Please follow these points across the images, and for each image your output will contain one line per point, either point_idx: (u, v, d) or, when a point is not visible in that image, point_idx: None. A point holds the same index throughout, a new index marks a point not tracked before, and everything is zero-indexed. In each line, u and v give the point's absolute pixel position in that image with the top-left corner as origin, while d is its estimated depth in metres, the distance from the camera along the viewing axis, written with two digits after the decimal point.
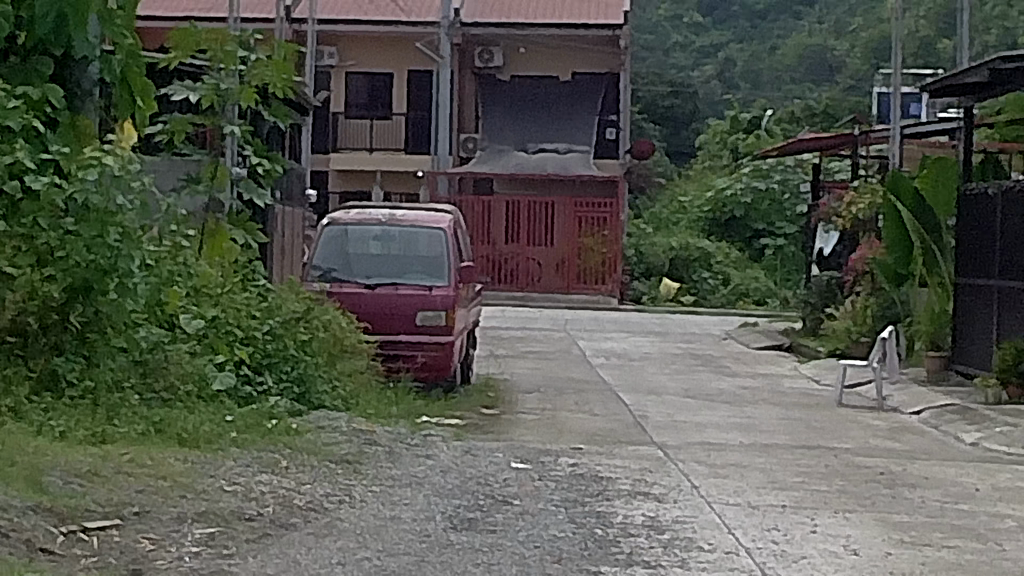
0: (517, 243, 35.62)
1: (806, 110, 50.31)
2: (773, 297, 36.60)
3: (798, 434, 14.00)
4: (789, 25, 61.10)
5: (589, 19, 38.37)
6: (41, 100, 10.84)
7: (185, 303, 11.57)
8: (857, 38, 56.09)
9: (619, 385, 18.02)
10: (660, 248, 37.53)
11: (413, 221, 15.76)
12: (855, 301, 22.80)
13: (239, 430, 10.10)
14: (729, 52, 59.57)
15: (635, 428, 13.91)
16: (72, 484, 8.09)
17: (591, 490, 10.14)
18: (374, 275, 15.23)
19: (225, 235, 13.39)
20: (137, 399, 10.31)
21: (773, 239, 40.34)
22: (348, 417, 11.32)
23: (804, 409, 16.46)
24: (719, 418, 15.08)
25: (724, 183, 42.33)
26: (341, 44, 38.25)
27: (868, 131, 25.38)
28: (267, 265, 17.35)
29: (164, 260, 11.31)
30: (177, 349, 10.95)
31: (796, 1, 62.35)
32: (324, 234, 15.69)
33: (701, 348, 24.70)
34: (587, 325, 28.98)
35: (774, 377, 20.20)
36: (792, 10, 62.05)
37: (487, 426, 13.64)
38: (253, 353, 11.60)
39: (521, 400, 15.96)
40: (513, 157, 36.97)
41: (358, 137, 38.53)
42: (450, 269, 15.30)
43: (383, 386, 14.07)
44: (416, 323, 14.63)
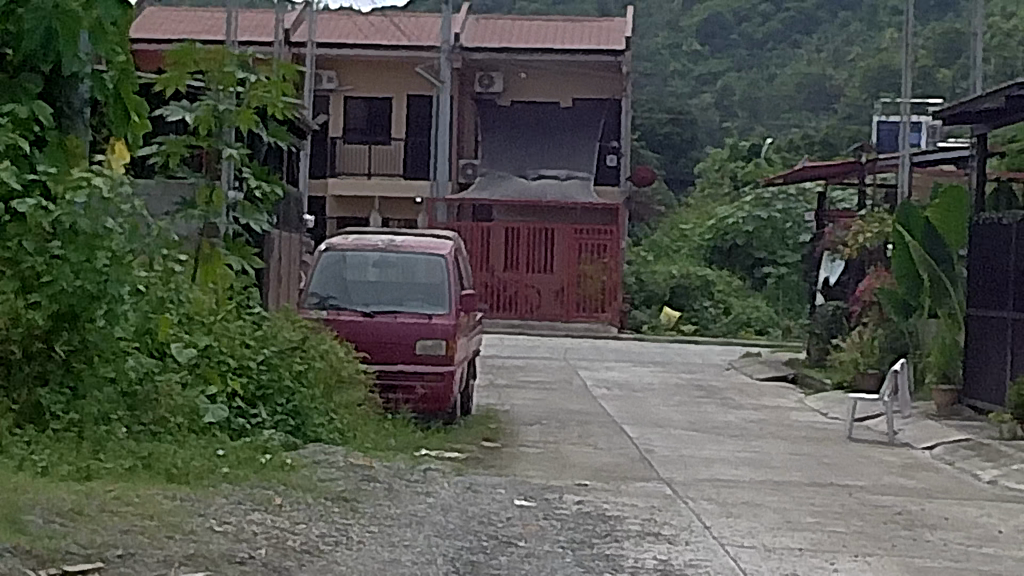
0: (516, 270, 35.17)
1: (806, 139, 49.90)
2: (775, 326, 36.17)
3: (808, 470, 13.56)
4: (788, 53, 60.70)
5: (590, 45, 37.96)
6: (27, 118, 10.44)
7: (177, 331, 11.12)
8: (856, 66, 55.70)
9: (621, 417, 17.57)
10: (661, 276, 37.10)
11: (412, 247, 15.33)
12: (863, 331, 22.35)
13: (231, 465, 9.64)
14: (728, 79, 59.15)
15: (642, 463, 13.47)
16: (53, 524, 7.66)
17: (598, 531, 9.69)
18: (372, 303, 14.80)
19: (220, 261, 12.90)
20: (125, 431, 9.85)
21: (774, 268, 39.91)
22: (345, 451, 10.86)
23: (813, 443, 16.01)
24: (728, 453, 14.64)
25: (724, 211, 41.91)
26: (339, 68, 37.83)
27: (876, 160, 24.97)
28: (263, 292, 16.92)
29: (155, 286, 10.85)
30: (168, 379, 10.50)
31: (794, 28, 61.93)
32: (321, 260, 15.28)
33: (704, 379, 24.25)
34: (588, 354, 28.51)
35: (781, 410, 19.75)
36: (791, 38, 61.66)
37: (488, 460, 13.19)
38: (247, 384, 11.13)
39: (523, 432, 15.52)
40: (513, 182, 36.54)
41: (357, 163, 38.13)
42: (451, 297, 14.87)
43: (381, 418, 13.62)
44: (416, 353, 14.19)
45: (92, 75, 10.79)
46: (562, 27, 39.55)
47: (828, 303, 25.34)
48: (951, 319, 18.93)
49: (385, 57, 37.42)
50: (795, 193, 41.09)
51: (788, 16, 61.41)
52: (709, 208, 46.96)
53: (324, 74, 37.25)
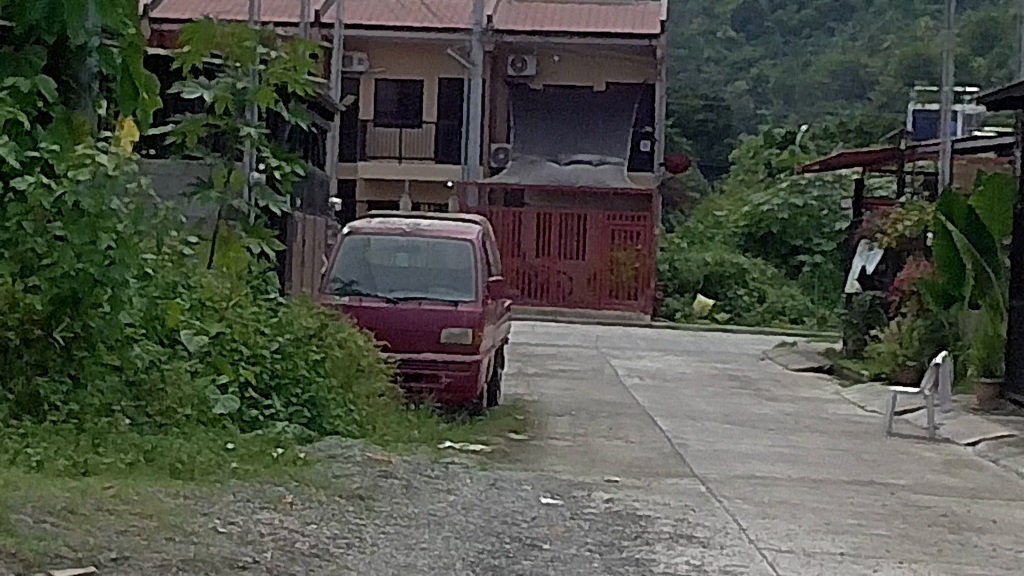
0: (547, 256, 34.62)
1: (840, 126, 49.24)
2: (810, 316, 35.58)
3: (848, 468, 13.00)
4: (823, 42, 60.15)
5: (625, 29, 37.39)
6: (31, 93, 10.01)
7: (187, 317, 10.62)
8: (890, 54, 55.09)
9: (653, 409, 17.02)
10: (695, 264, 36.53)
11: (438, 232, 14.82)
12: (901, 323, 21.79)
13: (241, 460, 9.14)
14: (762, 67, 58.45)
15: (674, 458, 12.94)
16: (43, 523, 7.17)
17: (629, 532, 9.17)
18: (397, 289, 14.27)
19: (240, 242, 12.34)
20: (127, 423, 9.37)
21: (809, 256, 39.31)
22: (362, 445, 10.33)
23: (852, 438, 15.47)
24: (763, 448, 14.09)
25: (759, 198, 41.35)
26: (370, 50, 37.32)
27: (916, 146, 24.37)
28: (284, 275, 16.41)
29: (163, 270, 10.35)
30: (175, 368, 10.01)
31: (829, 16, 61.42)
32: (343, 244, 14.74)
33: (738, 369, 23.71)
34: (620, 342, 27.96)
35: (819, 402, 19.20)
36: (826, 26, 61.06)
37: (515, 455, 12.67)
38: (259, 375, 10.60)
39: (552, 425, 14.99)
40: (545, 167, 36.00)
41: (387, 146, 37.63)
42: (478, 284, 14.36)
43: (403, 410, 13.11)
44: (440, 341, 13.67)
45: (99, 48, 10.28)
46: (597, 11, 38.99)
47: (866, 292, 24.75)
48: (992, 310, 18.29)
49: (415, 39, 36.90)
50: (831, 181, 40.48)
51: (822, 4, 60.76)
52: (744, 195, 46.37)
53: (353, 56, 36.74)
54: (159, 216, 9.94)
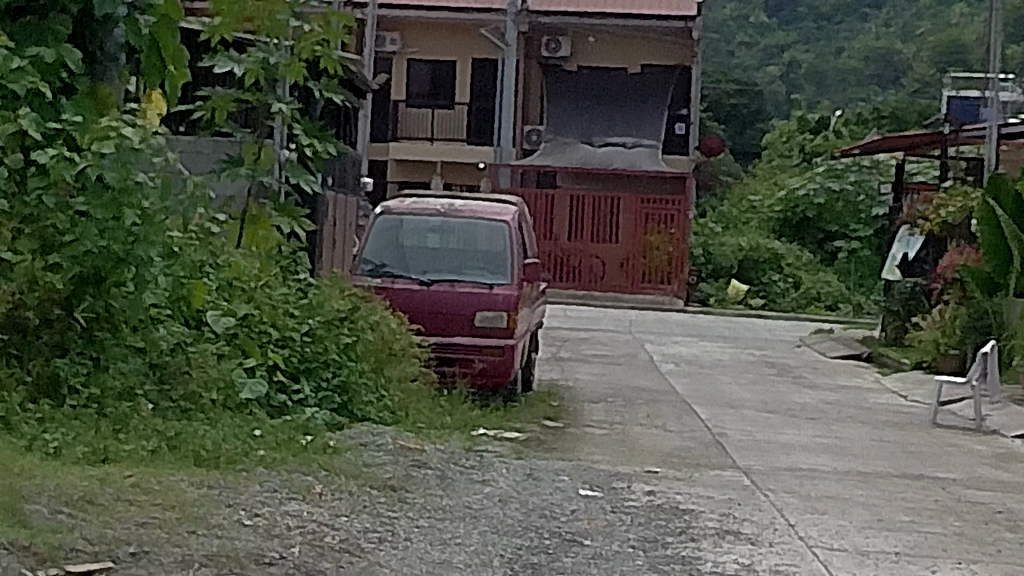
0: (580, 240, 34.20)
1: (874, 111, 48.70)
2: (846, 302, 35.10)
3: (895, 460, 12.56)
4: (855, 28, 59.70)
5: (661, 11, 36.89)
6: (55, 63, 9.59)
7: (214, 297, 10.22)
8: (925, 40, 54.54)
9: (692, 397, 16.60)
10: (730, 248, 36.09)
11: (473, 213, 14.41)
12: (943, 311, 21.33)
13: (269, 447, 8.74)
14: (794, 52, 57.91)
15: (716, 449, 12.53)
16: (58, 515, 6.77)
17: (672, 527, 8.75)
18: (430, 270, 13.87)
19: (271, 219, 11.93)
20: (150, 408, 8.98)
21: (845, 242, 38.83)
22: (394, 433, 9.92)
23: (897, 429, 15.04)
24: (806, 439, 13.67)
25: (795, 182, 40.87)
26: (403, 30, 36.90)
27: (960, 130, 23.89)
28: (313, 256, 16.00)
29: (190, 249, 9.95)
30: (201, 350, 9.63)
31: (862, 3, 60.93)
32: (375, 224, 14.35)
33: (774, 356, 23.27)
34: (654, 328, 27.51)
35: (858, 391, 18.76)
36: (859, 12, 60.57)
37: (550, 443, 12.27)
38: (288, 358, 10.19)
39: (589, 411, 14.59)
40: (579, 150, 35.57)
41: (420, 127, 37.19)
42: (513, 267, 13.95)
43: (435, 395, 12.71)
44: (473, 324, 13.28)
45: (125, 18, 9.88)
46: None
47: (907, 279, 24.29)
48: None
49: (449, 19, 36.45)
50: (868, 166, 39.98)
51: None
52: (779, 179, 45.87)
53: (386, 36, 36.42)
54: (186, 193, 9.54)
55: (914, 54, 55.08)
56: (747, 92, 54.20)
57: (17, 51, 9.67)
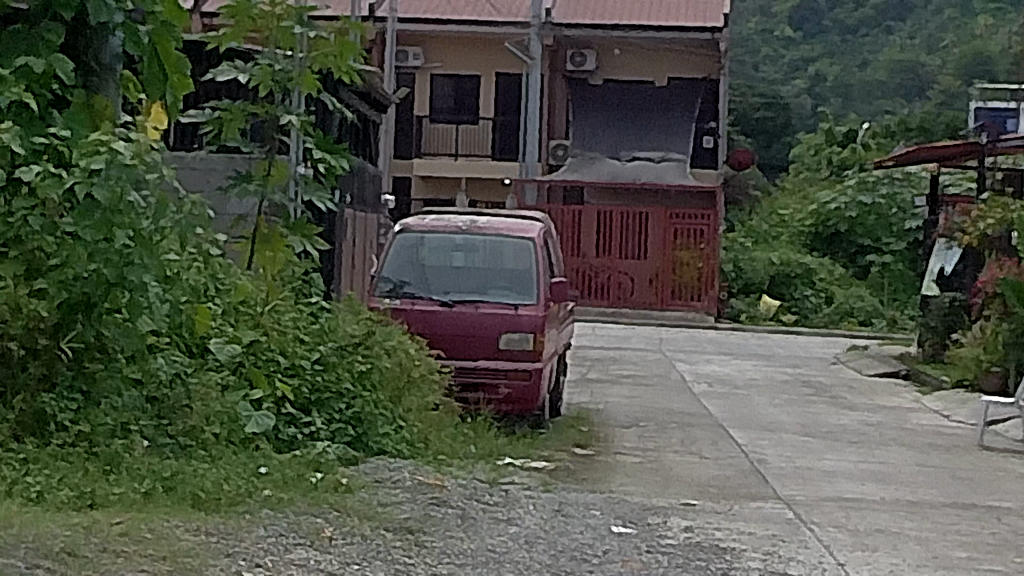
0: (608, 256, 33.51)
1: (902, 122, 47.94)
2: (880, 316, 34.34)
3: (944, 488, 11.86)
4: (881, 41, 58.99)
5: (686, 22, 36.17)
6: (45, 72, 8.97)
7: (218, 323, 9.57)
8: (951, 53, 53.82)
9: (727, 419, 15.90)
10: (760, 264, 35.39)
11: (496, 230, 13.76)
12: (985, 326, 20.53)
13: (275, 486, 8.08)
14: (820, 65, 57.13)
15: (755, 476, 11.85)
16: (36, 570, 6.09)
17: (714, 570, 8.04)
18: (453, 290, 13.21)
19: (286, 237, 11.27)
20: (146, 445, 8.36)
21: (878, 255, 38.12)
22: (412, 468, 9.23)
23: (942, 452, 14.35)
24: (850, 465, 12.98)
25: (825, 195, 40.16)
26: (425, 44, 36.23)
27: (998, 140, 23.08)
28: (328, 277, 15.32)
29: (190, 272, 9.31)
30: (201, 382, 8.99)
31: (888, 17, 60.25)
32: (393, 243, 13.69)
33: (810, 374, 22.54)
34: (685, 346, 26.80)
35: (898, 412, 18.06)
36: (884, 26, 59.91)
37: (580, 472, 11.62)
38: (298, 388, 9.51)
39: (619, 437, 13.92)
40: (605, 164, 34.93)
41: (444, 142, 36.51)
42: (539, 285, 13.29)
43: (457, 421, 12.06)
44: (499, 347, 12.63)
45: (124, 25, 9.23)
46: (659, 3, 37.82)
47: (945, 293, 23.56)
48: None
49: (471, 33, 35.76)
50: (901, 179, 39.19)
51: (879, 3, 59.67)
52: (810, 192, 45.10)
53: (408, 50, 35.78)
54: (186, 211, 8.90)
55: (940, 67, 54.38)
56: (773, 105, 53.43)
57: (3, 63, 9.06)
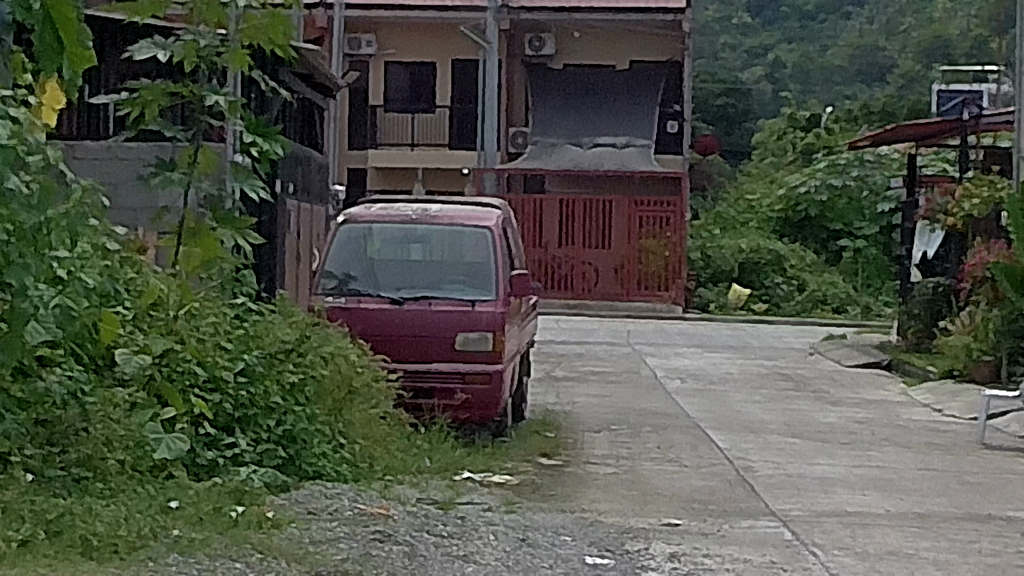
0: (571, 246, 32.24)
1: (865, 106, 46.69)
2: (853, 304, 33.13)
3: (954, 497, 10.61)
4: (838, 26, 57.85)
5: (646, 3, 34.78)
6: None
7: (126, 330, 8.25)
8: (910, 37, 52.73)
9: (704, 421, 14.63)
10: (729, 250, 34.13)
11: (450, 218, 12.48)
12: (974, 313, 19.24)
13: (189, 525, 6.80)
14: (778, 53, 55.71)
15: (743, 488, 10.61)
16: None
17: None
18: (405, 287, 11.95)
19: (215, 233, 9.95)
20: (30, 481, 7.08)
21: (850, 240, 36.97)
22: (350, 496, 7.98)
23: (940, 452, 13.13)
24: (847, 471, 11.73)
25: (793, 179, 38.93)
26: (379, 31, 34.84)
27: (980, 115, 21.80)
28: (265, 276, 14.01)
29: (91, 269, 7.99)
30: (103, 397, 7.70)
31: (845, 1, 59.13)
32: (338, 234, 12.39)
33: (789, 367, 21.26)
34: (653, 339, 25.45)
35: (887, 406, 16.82)
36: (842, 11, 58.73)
37: (547, 487, 10.40)
38: (220, 406, 8.26)
39: (589, 444, 12.66)
40: (568, 151, 33.66)
41: (400, 132, 35.11)
42: (498, 279, 12.03)
43: (408, 432, 10.82)
44: (454, 348, 11.39)
45: None
46: None
47: (926, 279, 22.33)
48: None
49: (425, 18, 34.35)
50: (872, 161, 37.94)
51: None
52: (775, 178, 43.81)
53: (361, 37, 34.35)
54: (74, 200, 7.56)
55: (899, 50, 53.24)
56: (733, 92, 52.06)
57: None
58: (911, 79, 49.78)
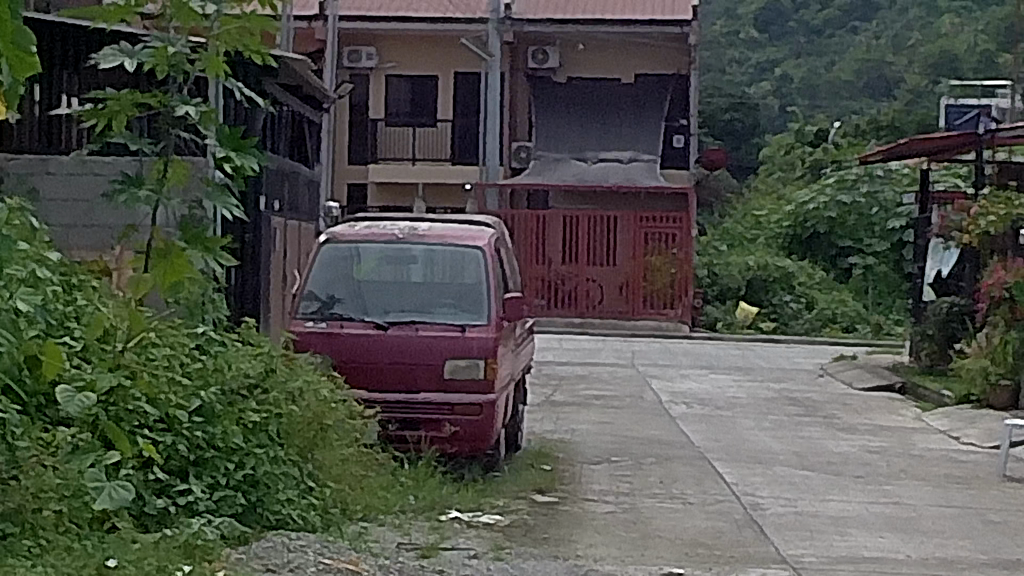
0: (575, 263, 31.47)
1: (874, 122, 45.91)
2: (863, 323, 32.33)
3: (980, 539, 9.84)
4: (846, 42, 57.05)
5: (651, 14, 34.01)
6: None
7: (72, 364, 7.51)
8: (916, 52, 52.01)
9: (711, 450, 13.89)
10: (736, 268, 33.36)
11: (441, 237, 11.71)
12: (990, 334, 18.42)
13: None
14: (785, 68, 54.96)
15: (752, 530, 9.85)
16: None
17: None
18: (394, 310, 11.19)
19: (185, 255, 8.97)
20: None
21: (860, 257, 36.20)
22: (314, 548, 7.28)
23: (960, 485, 12.37)
24: (863, 508, 10.96)
25: (802, 195, 38.16)
26: (379, 43, 34.07)
27: (997, 129, 20.97)
28: (235, 294, 13.25)
29: (25, 301, 7.22)
30: (38, 439, 6.95)
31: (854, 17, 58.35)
32: (320, 254, 11.61)
33: (799, 390, 20.51)
34: (659, 360, 24.67)
35: (902, 433, 16.06)
36: (849, 26, 57.93)
37: (540, 527, 9.62)
38: (172, 448, 7.57)
39: (588, 478, 11.89)
40: (571, 166, 32.89)
41: (401, 147, 34.30)
42: (491, 303, 11.26)
43: (390, 467, 10.05)
44: (444, 378, 10.63)
45: None
46: None
47: (941, 299, 21.55)
48: None
49: (426, 30, 33.60)
50: (882, 176, 37.18)
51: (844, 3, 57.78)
52: (784, 194, 43.03)
53: (362, 50, 33.59)
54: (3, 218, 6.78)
55: (907, 65, 52.46)
56: (741, 106, 51.29)
57: None
58: (918, 94, 49.04)
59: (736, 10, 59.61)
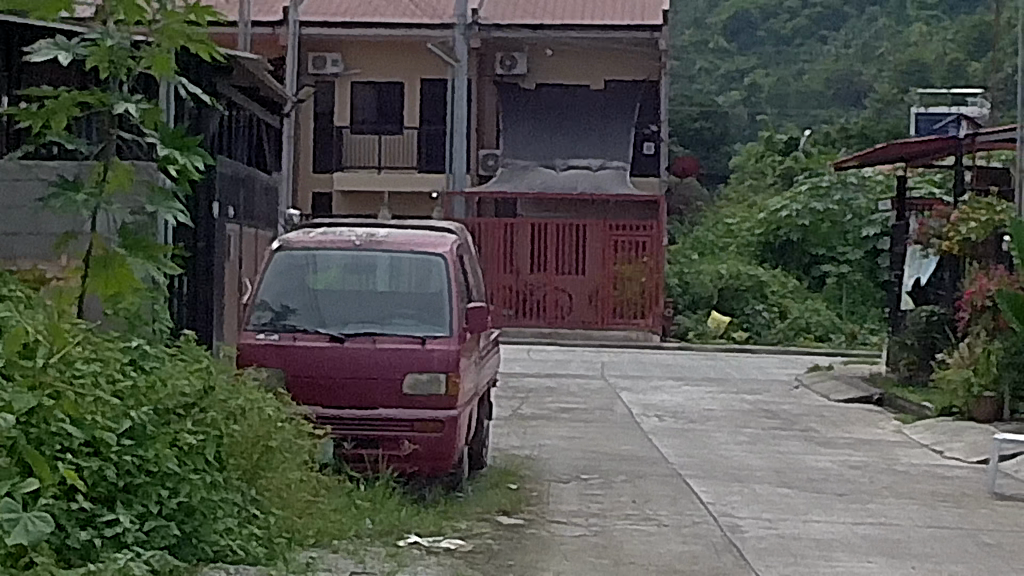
0: (544, 272, 30.83)
1: (845, 130, 45.33)
2: (837, 332, 31.74)
3: (976, 564, 9.22)
4: (815, 50, 56.39)
5: (621, 19, 33.37)
6: None
7: None
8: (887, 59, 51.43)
9: (685, 466, 13.25)
10: (708, 276, 32.75)
11: (399, 244, 11.06)
12: (972, 345, 17.79)
13: None
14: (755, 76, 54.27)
15: (732, 556, 9.20)
16: None
17: None
18: (351, 322, 10.55)
19: (129, 266, 8.24)
20: None
21: (834, 265, 35.61)
22: None
23: (948, 503, 11.76)
24: (849, 530, 10.32)
25: (774, 203, 37.55)
26: (344, 49, 33.39)
27: (979, 134, 20.33)
28: (181, 305, 12.59)
29: None
30: None
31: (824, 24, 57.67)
32: (274, 262, 10.94)
33: (774, 401, 19.90)
34: (630, 372, 24.01)
35: (882, 448, 15.43)
36: (819, 34, 57.24)
37: (505, 554, 8.97)
38: (99, 473, 6.97)
39: (557, 498, 11.25)
40: (539, 174, 32.24)
41: (366, 154, 33.62)
42: (454, 314, 10.61)
43: (344, 489, 9.41)
44: (403, 393, 10.00)
45: None
46: None
47: (920, 308, 20.95)
48: None
49: (391, 36, 32.93)
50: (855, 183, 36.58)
51: (814, 10, 57.12)
52: (756, 202, 42.37)
53: (327, 56, 32.88)
54: None
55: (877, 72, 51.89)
56: (711, 115, 50.67)
57: None
58: (889, 102, 48.48)
59: (706, 19, 58.89)
